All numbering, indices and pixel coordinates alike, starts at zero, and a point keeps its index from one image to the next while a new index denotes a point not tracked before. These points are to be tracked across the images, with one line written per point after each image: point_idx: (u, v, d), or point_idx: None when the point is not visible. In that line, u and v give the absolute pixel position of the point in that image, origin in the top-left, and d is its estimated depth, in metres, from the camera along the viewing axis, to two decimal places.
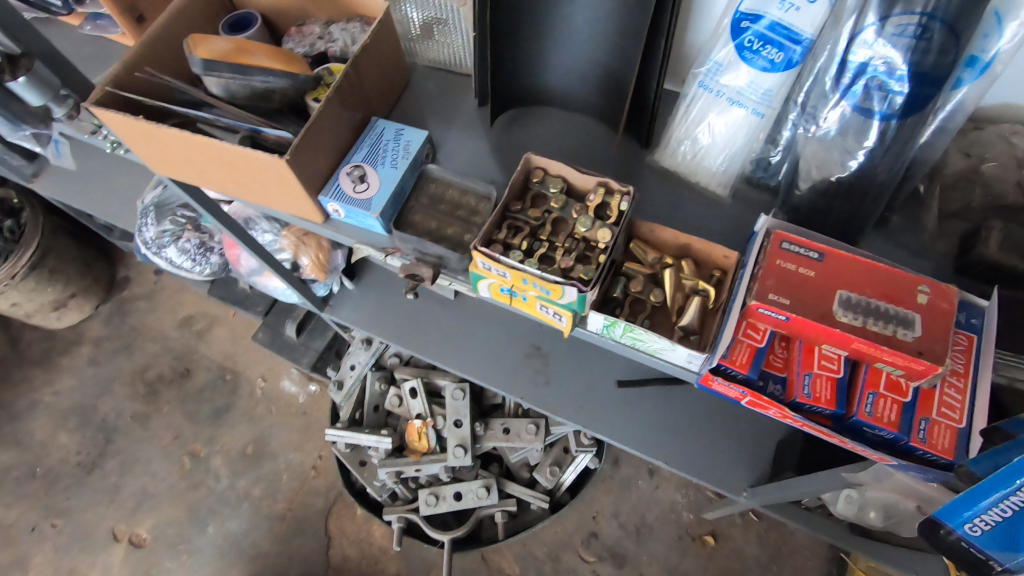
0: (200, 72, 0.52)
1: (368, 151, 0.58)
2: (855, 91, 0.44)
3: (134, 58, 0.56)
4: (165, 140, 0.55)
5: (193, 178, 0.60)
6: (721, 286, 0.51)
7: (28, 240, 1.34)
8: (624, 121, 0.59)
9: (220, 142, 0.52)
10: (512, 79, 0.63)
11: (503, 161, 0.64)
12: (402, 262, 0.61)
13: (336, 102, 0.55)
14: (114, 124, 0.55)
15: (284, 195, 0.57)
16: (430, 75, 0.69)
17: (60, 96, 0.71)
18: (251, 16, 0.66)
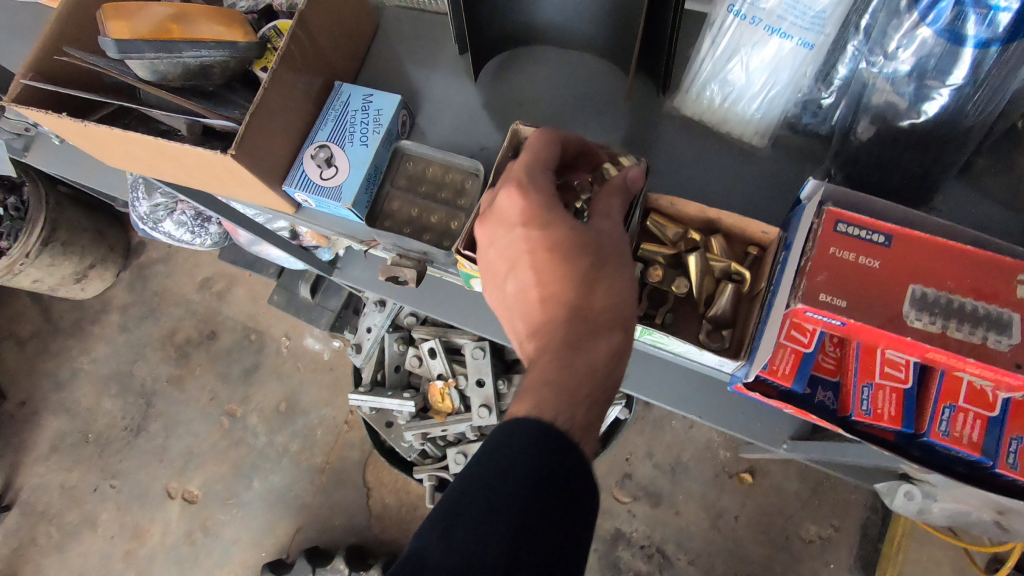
0: (116, 56, 0.43)
1: (333, 126, 0.50)
2: (942, 9, 0.33)
3: (48, 40, 0.48)
4: (101, 137, 0.48)
5: (147, 170, 0.54)
6: (760, 268, 0.43)
7: (35, 215, 1.31)
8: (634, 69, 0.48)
9: (158, 140, 0.45)
10: (498, 17, 0.52)
11: (496, 120, 0.54)
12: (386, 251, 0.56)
13: (288, 73, 0.46)
14: (41, 121, 0.48)
15: (243, 188, 0.50)
16: (402, 19, 0.58)
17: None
18: None
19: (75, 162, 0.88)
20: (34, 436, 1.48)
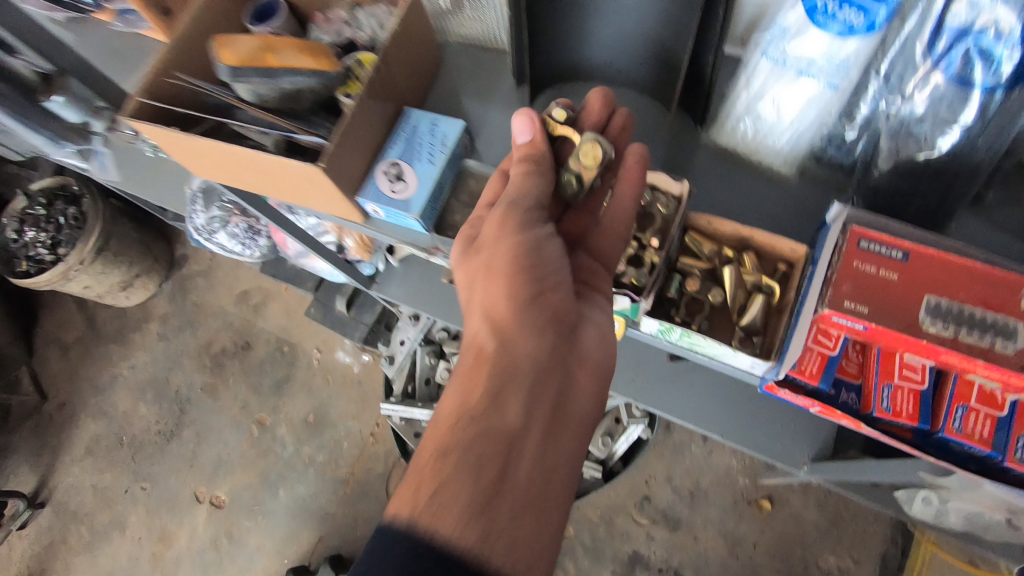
0: (228, 80, 0.50)
1: (404, 146, 0.56)
2: (952, 58, 0.38)
3: (162, 65, 0.55)
4: (201, 149, 0.55)
5: (228, 180, 0.60)
6: (788, 282, 0.47)
7: (92, 225, 1.39)
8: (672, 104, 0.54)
9: (254, 153, 0.51)
10: (553, 55, 0.59)
11: None
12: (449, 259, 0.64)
13: (369, 98, 0.52)
14: (148, 133, 0.55)
15: (322, 199, 0.56)
16: (465, 55, 0.65)
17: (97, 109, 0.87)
18: (275, 3, 0.64)
19: None
20: (73, 436, 1.55)
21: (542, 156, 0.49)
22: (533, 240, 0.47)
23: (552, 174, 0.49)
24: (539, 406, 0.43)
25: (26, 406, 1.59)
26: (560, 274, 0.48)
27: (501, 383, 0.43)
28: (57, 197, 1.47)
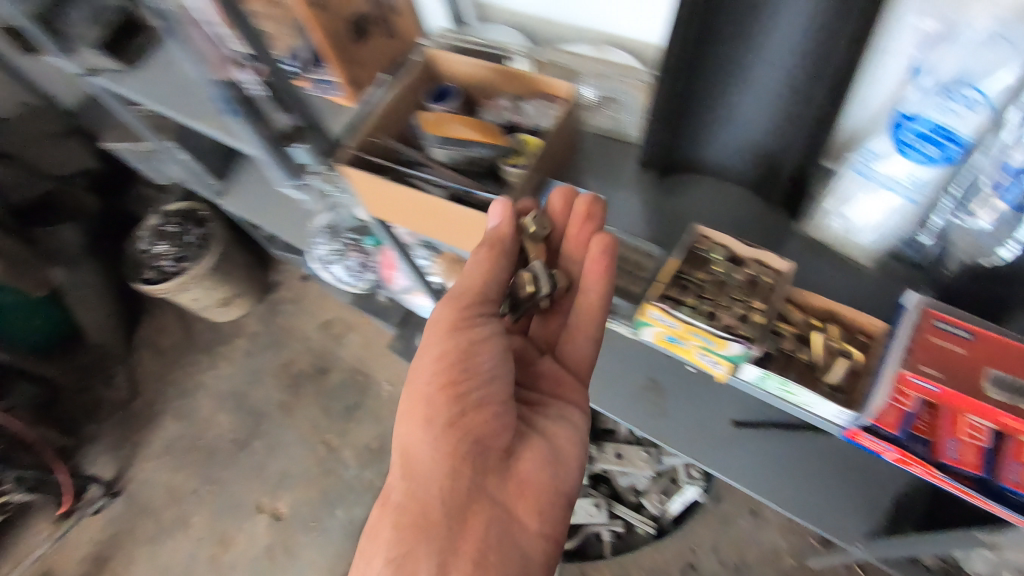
0: (433, 146, 0.69)
1: (549, 210, 0.71)
2: (1012, 190, 0.49)
3: (371, 128, 0.72)
4: (390, 193, 0.69)
5: (402, 221, 0.75)
6: (868, 352, 0.57)
7: (213, 246, 1.60)
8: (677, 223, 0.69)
9: (442, 201, 0.66)
10: (676, 150, 0.73)
11: (666, 222, 0.73)
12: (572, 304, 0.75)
13: (535, 170, 0.69)
14: (352, 177, 0.69)
15: (481, 242, 0.70)
16: (597, 142, 0.80)
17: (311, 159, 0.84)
18: (451, 88, 0.78)
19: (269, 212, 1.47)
20: (154, 434, 1.68)
21: (499, 241, 0.64)
22: (468, 346, 0.63)
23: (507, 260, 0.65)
24: (448, 541, 0.58)
25: (117, 400, 1.74)
26: (492, 416, 0.63)
27: (414, 526, 0.58)
28: (187, 218, 1.68)
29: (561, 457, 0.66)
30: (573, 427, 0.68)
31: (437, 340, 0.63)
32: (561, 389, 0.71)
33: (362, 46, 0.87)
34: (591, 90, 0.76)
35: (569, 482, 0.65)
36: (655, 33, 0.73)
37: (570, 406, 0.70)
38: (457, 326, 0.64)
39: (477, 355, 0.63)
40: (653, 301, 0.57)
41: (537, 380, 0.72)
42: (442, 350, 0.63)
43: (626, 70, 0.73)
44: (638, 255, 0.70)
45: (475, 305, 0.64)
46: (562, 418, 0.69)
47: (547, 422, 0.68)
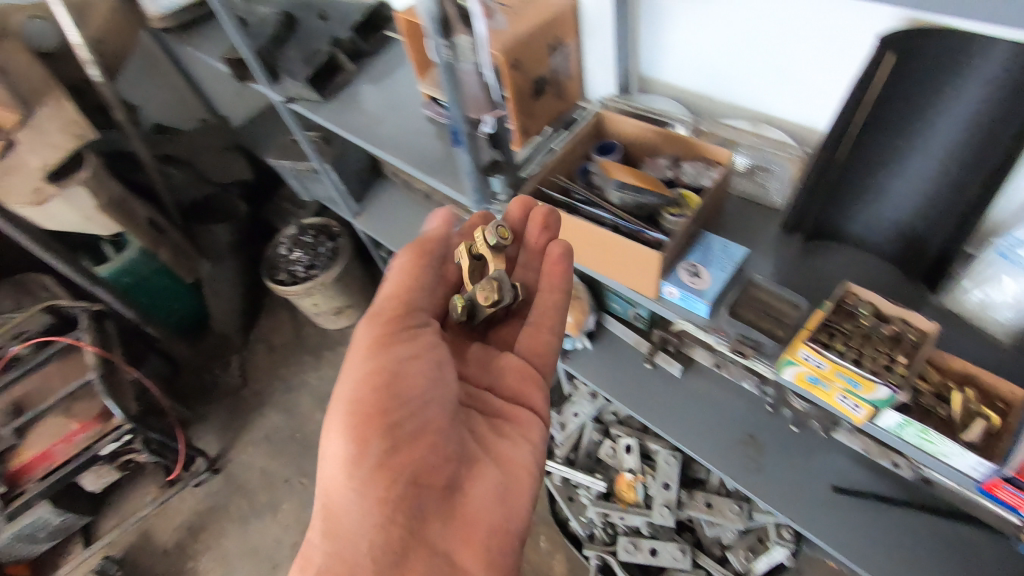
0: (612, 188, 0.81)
1: (701, 255, 0.80)
2: None
3: (551, 169, 0.86)
4: (564, 224, 0.81)
5: (570, 251, 0.86)
6: (1005, 415, 0.63)
7: (341, 258, 1.78)
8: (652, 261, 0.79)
9: (611, 235, 0.76)
10: (820, 218, 0.83)
11: (806, 279, 0.82)
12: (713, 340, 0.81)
13: (694, 221, 0.78)
14: (535, 207, 0.83)
15: (637, 275, 0.79)
16: (741, 205, 0.91)
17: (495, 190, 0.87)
18: (614, 144, 0.93)
19: (397, 236, 1.68)
20: (256, 422, 1.83)
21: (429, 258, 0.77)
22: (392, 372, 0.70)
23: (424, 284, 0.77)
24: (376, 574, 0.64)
25: (229, 386, 1.92)
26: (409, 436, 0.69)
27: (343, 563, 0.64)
28: (321, 232, 1.90)
29: (512, 476, 0.73)
30: (529, 435, 0.78)
31: (361, 360, 0.71)
32: (523, 392, 0.82)
33: (537, 102, 1.00)
34: (743, 158, 0.87)
35: (521, 508, 0.71)
36: (817, 119, 0.83)
37: (527, 410, 0.80)
38: (385, 344, 0.72)
39: (406, 376, 0.70)
40: (804, 341, 0.66)
41: (501, 379, 0.83)
42: (362, 375, 0.70)
43: (782, 145, 0.83)
44: (783, 303, 0.77)
45: (395, 320, 0.74)
46: (521, 428, 0.78)
47: (509, 430, 0.77)
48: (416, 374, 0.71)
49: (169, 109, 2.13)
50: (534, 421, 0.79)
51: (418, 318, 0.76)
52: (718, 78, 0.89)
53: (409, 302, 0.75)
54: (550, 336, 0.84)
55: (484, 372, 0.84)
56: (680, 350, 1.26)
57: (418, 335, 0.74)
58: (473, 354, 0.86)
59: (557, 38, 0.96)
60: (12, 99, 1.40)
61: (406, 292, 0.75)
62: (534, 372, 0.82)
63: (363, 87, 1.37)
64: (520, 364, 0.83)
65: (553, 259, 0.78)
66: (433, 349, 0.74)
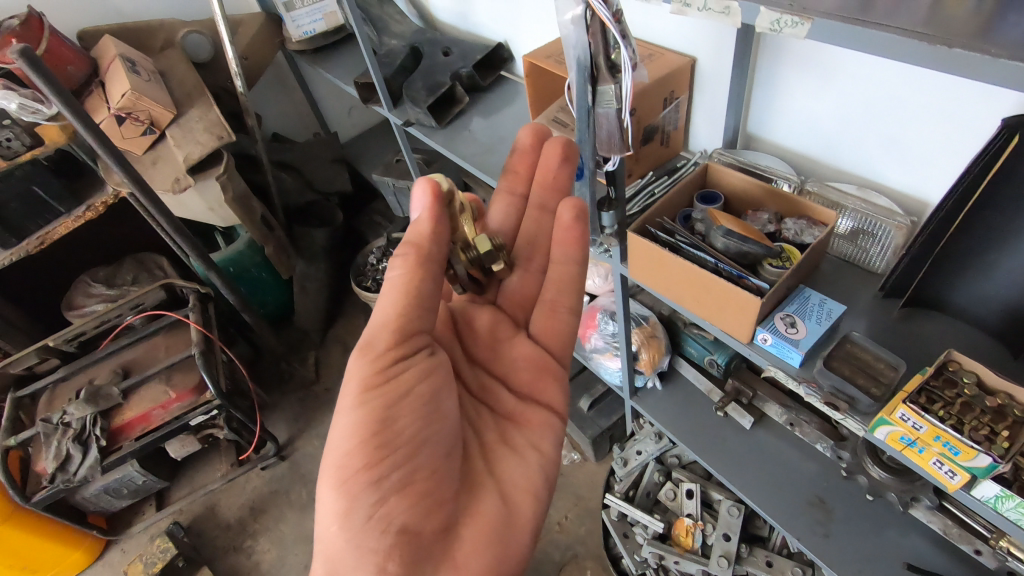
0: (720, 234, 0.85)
1: (798, 308, 0.83)
2: None
3: (656, 211, 0.92)
4: (666, 261, 0.86)
5: (667, 288, 0.91)
6: None
7: None
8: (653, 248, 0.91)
9: (713, 277, 0.80)
10: (923, 287, 0.84)
11: (903, 345, 0.84)
12: (801, 392, 0.83)
13: (794, 273, 0.81)
14: (638, 243, 0.88)
15: (734, 318, 0.83)
16: (839, 265, 0.95)
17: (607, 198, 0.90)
18: (717, 194, 0.98)
19: None
20: (324, 416, 1.93)
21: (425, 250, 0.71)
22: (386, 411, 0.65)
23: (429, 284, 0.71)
24: None
25: (303, 380, 2.03)
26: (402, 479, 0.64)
27: None
28: None
29: (516, 498, 0.75)
30: (540, 442, 0.80)
31: (356, 399, 0.65)
32: (537, 386, 0.85)
33: (643, 147, 1.06)
34: (847, 221, 0.91)
35: (523, 536, 0.73)
36: (927, 192, 0.86)
37: (540, 406, 0.84)
38: (378, 381, 0.66)
39: (401, 418, 0.66)
40: (902, 401, 0.68)
41: (515, 369, 0.85)
42: (357, 420, 0.64)
43: (889, 212, 0.87)
44: (879, 363, 0.79)
45: (389, 351, 0.68)
46: (531, 432, 0.81)
47: (519, 437, 0.80)
48: (408, 413, 0.66)
49: (287, 121, 2.35)
50: (544, 420, 0.83)
51: (413, 343, 0.70)
52: (827, 143, 0.94)
53: (406, 325, 0.69)
54: (563, 317, 0.87)
55: (498, 356, 0.86)
56: (753, 403, 1.26)
57: (414, 363, 0.69)
58: (481, 345, 0.87)
59: (671, 91, 1.03)
60: (169, 101, 1.63)
61: (403, 310, 0.69)
62: (545, 364, 0.86)
63: (475, 118, 1.49)
64: (536, 355, 0.86)
65: (566, 221, 0.82)
66: (429, 378, 0.70)
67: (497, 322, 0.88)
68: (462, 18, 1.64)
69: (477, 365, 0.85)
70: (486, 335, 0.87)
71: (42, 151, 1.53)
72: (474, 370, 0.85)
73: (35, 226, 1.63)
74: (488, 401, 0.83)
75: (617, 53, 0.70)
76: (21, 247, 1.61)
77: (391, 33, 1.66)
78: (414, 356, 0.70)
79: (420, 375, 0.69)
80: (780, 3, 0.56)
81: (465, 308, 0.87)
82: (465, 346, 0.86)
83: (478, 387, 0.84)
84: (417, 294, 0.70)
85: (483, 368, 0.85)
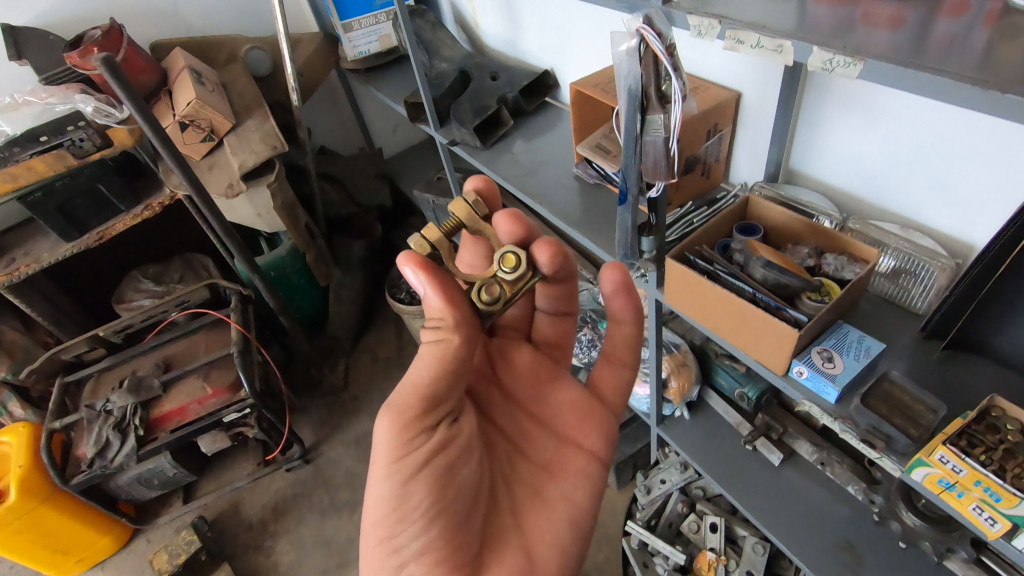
0: (761, 265, 0.86)
1: (835, 342, 0.83)
2: None
3: (694, 240, 0.93)
4: (703, 289, 0.87)
5: (704, 315, 0.92)
6: None
7: None
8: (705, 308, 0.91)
9: (751, 307, 0.81)
10: (967, 331, 0.83)
11: (944, 388, 0.83)
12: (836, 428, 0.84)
13: (832, 308, 0.81)
14: (676, 269, 0.90)
15: (771, 349, 0.83)
16: (880, 304, 0.94)
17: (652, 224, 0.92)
18: (756, 225, 0.98)
19: None
20: (350, 424, 1.96)
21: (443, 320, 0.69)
22: (398, 492, 0.66)
23: (445, 359, 0.68)
24: None
25: (332, 386, 2.08)
26: (422, 544, 0.66)
27: None
28: None
29: (540, 553, 0.77)
30: (572, 494, 0.82)
31: (381, 473, 0.67)
32: (576, 431, 0.85)
33: (684, 176, 1.08)
34: (889, 259, 0.91)
35: None
36: (972, 236, 0.86)
37: (578, 452, 0.84)
38: (397, 456, 0.66)
39: (413, 496, 0.66)
40: (941, 443, 0.68)
41: (556, 413, 0.86)
42: (381, 494, 0.66)
43: (932, 253, 0.86)
44: (919, 404, 0.79)
45: (414, 424, 0.66)
46: (564, 483, 0.82)
47: (552, 488, 0.82)
48: (419, 491, 0.66)
49: (335, 135, 2.44)
50: (581, 468, 0.83)
51: (437, 412, 0.68)
52: (871, 182, 0.94)
53: (426, 394, 0.67)
54: (620, 372, 0.91)
55: (540, 402, 0.86)
56: (782, 440, 1.24)
57: (435, 435, 0.68)
58: (527, 381, 0.87)
59: (715, 123, 1.05)
60: (228, 111, 1.72)
61: (425, 383, 0.67)
62: (587, 411, 0.87)
63: (518, 142, 1.53)
64: (578, 403, 0.87)
65: (609, 289, 0.83)
66: (447, 449, 0.69)
67: (537, 362, 0.88)
68: (512, 45, 1.70)
69: (515, 405, 0.86)
70: (527, 375, 0.87)
71: (110, 152, 1.61)
72: (511, 410, 0.86)
73: (96, 221, 1.72)
74: (522, 446, 0.84)
75: (667, 84, 0.72)
76: (82, 241, 1.69)
77: (442, 57, 1.72)
78: (436, 428, 0.69)
79: (440, 448, 0.68)
80: (833, 44, 0.58)
81: (506, 347, 0.88)
82: (503, 385, 0.87)
83: (513, 431, 0.85)
84: (442, 365, 0.68)
85: (521, 409, 0.86)
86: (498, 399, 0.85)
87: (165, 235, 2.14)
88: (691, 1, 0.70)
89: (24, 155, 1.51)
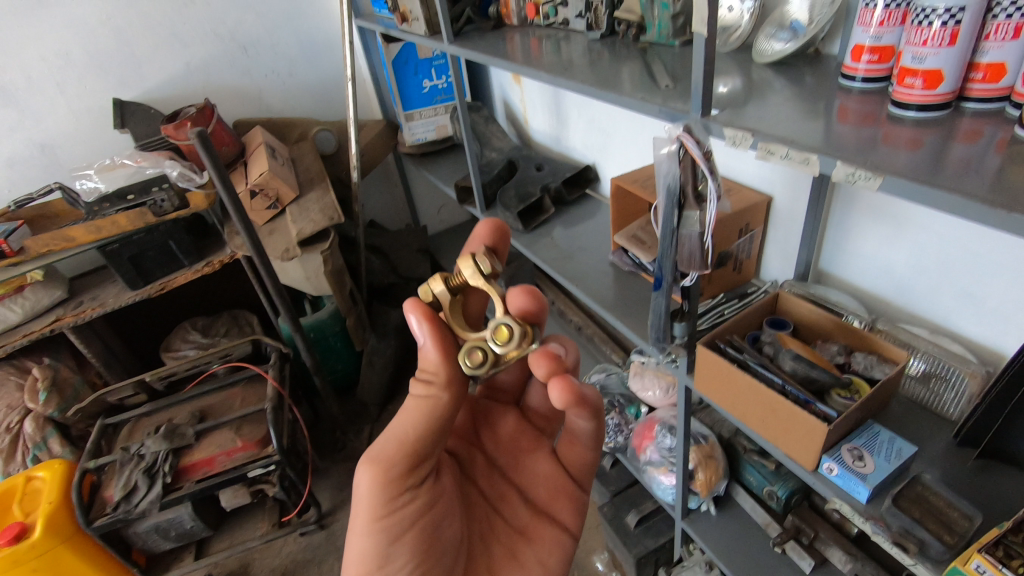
0: (789, 358, 0.88)
1: (864, 443, 0.84)
2: None
3: (722, 331, 0.97)
4: (732, 377, 0.90)
5: (731, 402, 0.94)
6: None
7: None
8: (701, 376, 0.98)
9: (777, 398, 0.83)
10: (1000, 441, 0.83)
11: (980, 497, 0.81)
12: (871, 530, 0.81)
13: (856, 409, 0.81)
14: (704, 355, 0.93)
15: (799, 443, 0.84)
16: (911, 408, 0.95)
17: (683, 313, 0.96)
18: (785, 320, 1.03)
19: None
20: None
21: (434, 377, 0.72)
22: (381, 550, 0.68)
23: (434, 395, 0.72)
24: None
25: (354, 452, 2.09)
26: None
27: None
28: None
29: None
30: (547, 559, 0.84)
31: (363, 528, 0.68)
32: (552, 504, 0.87)
33: (716, 270, 1.14)
34: (920, 362, 0.92)
35: None
36: (1003, 345, 0.88)
37: (552, 524, 0.86)
38: (383, 512, 0.68)
39: (393, 557, 0.68)
40: (978, 551, 0.68)
41: (533, 484, 0.87)
42: (363, 549, 0.68)
43: (963, 359, 0.88)
44: (954, 510, 0.79)
45: (397, 482, 0.69)
46: (540, 548, 0.84)
47: (528, 553, 0.83)
48: (400, 552, 0.69)
49: (385, 210, 2.62)
50: (556, 537, 0.86)
51: (422, 467, 0.71)
52: (900, 288, 0.98)
53: (411, 453, 0.69)
54: (585, 452, 0.86)
55: (518, 467, 0.88)
56: (814, 545, 1.18)
57: (419, 493, 0.71)
58: (513, 446, 0.89)
59: (747, 223, 1.12)
60: (294, 184, 1.89)
61: (408, 442, 0.69)
62: (567, 484, 0.88)
63: (557, 228, 1.63)
64: (554, 477, 0.87)
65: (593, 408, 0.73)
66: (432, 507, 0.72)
67: (520, 431, 0.90)
68: (557, 141, 1.85)
69: (496, 470, 0.88)
70: (506, 441, 0.89)
71: (185, 213, 1.72)
72: (492, 472, 0.88)
73: (161, 273, 1.85)
74: (500, 508, 0.86)
75: (703, 185, 0.80)
76: (145, 290, 1.82)
77: (492, 147, 1.88)
78: (422, 486, 0.72)
79: (425, 505, 0.71)
80: (855, 160, 0.64)
81: (490, 407, 0.91)
82: (485, 450, 0.89)
83: (493, 493, 0.86)
84: (425, 426, 0.71)
85: (501, 474, 0.88)
86: (482, 466, 0.88)
87: (218, 291, 2.27)
88: (727, 116, 0.79)
89: (111, 209, 1.69)
